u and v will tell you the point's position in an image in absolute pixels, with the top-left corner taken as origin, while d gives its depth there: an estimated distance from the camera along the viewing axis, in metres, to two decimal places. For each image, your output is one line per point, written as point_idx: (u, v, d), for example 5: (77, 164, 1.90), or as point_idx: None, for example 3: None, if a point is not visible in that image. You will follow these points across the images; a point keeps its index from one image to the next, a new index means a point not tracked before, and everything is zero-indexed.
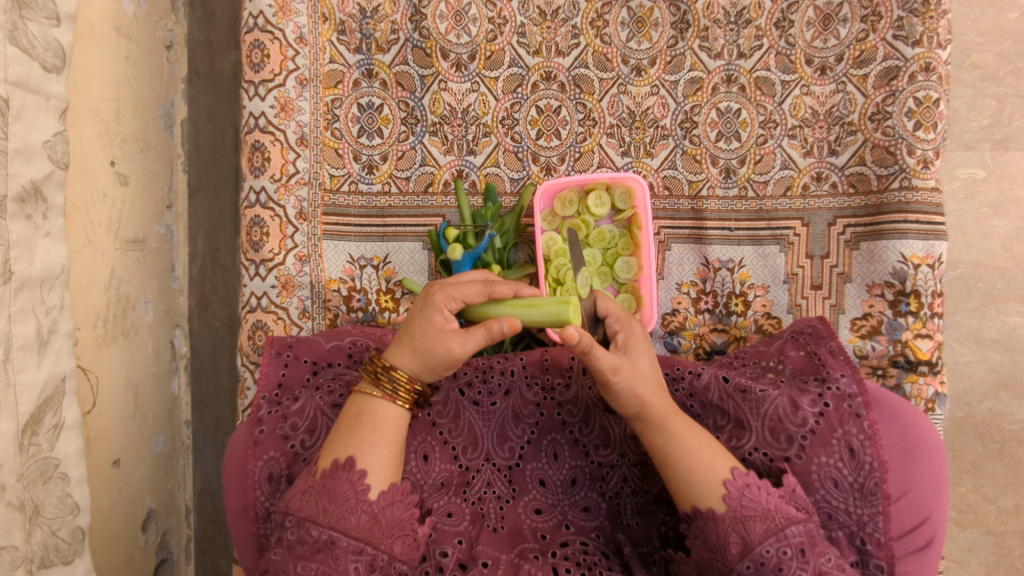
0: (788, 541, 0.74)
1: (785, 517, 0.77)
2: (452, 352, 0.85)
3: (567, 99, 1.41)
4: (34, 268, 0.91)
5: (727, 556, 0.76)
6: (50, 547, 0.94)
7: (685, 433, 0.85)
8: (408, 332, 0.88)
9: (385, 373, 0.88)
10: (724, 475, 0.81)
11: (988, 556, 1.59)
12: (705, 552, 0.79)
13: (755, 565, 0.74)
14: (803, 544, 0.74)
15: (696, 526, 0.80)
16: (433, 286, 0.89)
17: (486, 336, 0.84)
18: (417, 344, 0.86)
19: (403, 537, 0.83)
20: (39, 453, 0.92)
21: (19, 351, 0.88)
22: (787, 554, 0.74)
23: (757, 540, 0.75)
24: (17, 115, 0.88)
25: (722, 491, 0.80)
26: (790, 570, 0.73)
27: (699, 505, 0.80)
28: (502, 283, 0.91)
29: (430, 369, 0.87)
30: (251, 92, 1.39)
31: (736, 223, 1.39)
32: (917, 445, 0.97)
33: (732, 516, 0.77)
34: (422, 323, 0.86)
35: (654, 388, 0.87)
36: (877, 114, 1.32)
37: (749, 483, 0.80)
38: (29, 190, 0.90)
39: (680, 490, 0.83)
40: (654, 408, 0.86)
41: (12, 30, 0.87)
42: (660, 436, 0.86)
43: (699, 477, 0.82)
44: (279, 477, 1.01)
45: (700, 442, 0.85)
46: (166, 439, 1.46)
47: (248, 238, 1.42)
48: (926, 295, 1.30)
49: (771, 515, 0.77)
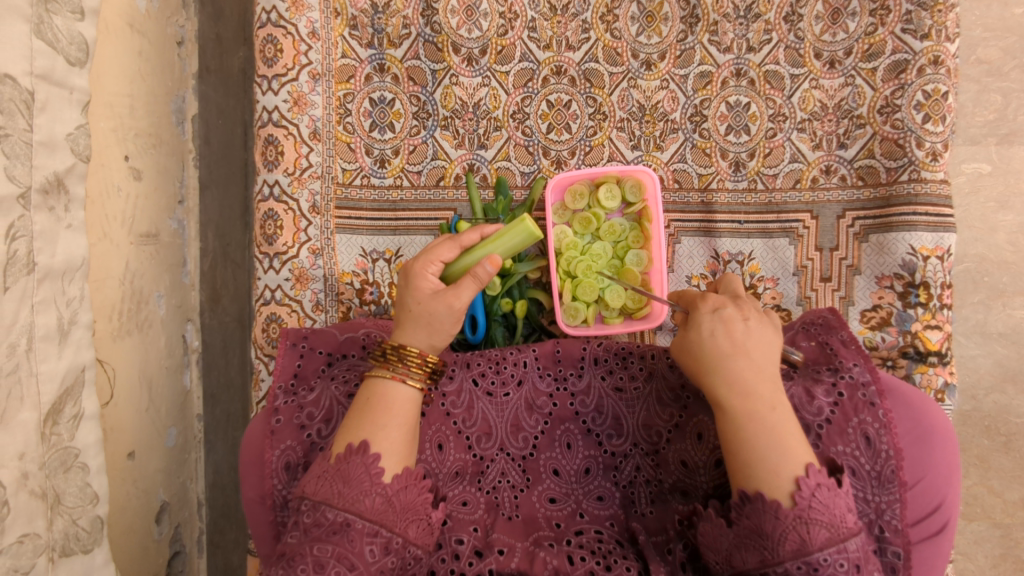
0: (846, 554, 0.75)
1: (846, 528, 0.76)
2: (452, 306, 0.94)
3: (577, 93, 1.41)
4: (56, 260, 0.92)
5: (779, 550, 0.75)
6: (70, 535, 0.95)
7: (761, 424, 0.82)
8: (404, 310, 0.97)
9: (394, 353, 0.94)
10: (798, 471, 0.78)
11: (994, 549, 1.60)
12: (752, 534, 0.78)
13: (806, 567, 0.74)
14: (859, 560, 0.75)
15: (750, 508, 0.79)
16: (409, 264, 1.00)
17: (476, 282, 0.94)
18: (415, 314, 0.95)
19: (417, 521, 0.86)
20: (60, 443, 0.93)
21: (41, 341, 0.89)
22: (841, 565, 0.74)
23: (817, 545, 0.74)
24: (41, 108, 0.89)
25: (791, 487, 0.78)
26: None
27: (763, 493, 0.78)
28: (470, 232, 1.03)
29: (435, 329, 0.95)
30: (264, 87, 1.39)
31: (745, 216, 1.40)
32: (931, 433, 0.97)
33: (796, 515, 0.76)
34: (412, 296, 0.96)
35: (723, 353, 0.86)
36: (886, 107, 1.33)
37: (820, 484, 0.78)
38: (51, 183, 0.92)
39: (744, 475, 0.81)
40: (716, 344, 0.87)
41: (38, 23, 0.89)
42: (731, 414, 0.83)
43: (773, 467, 0.79)
44: (296, 466, 1.02)
45: (777, 430, 0.81)
46: (179, 432, 1.47)
47: (261, 231, 1.41)
48: (935, 287, 1.30)
49: (835, 522, 0.76)
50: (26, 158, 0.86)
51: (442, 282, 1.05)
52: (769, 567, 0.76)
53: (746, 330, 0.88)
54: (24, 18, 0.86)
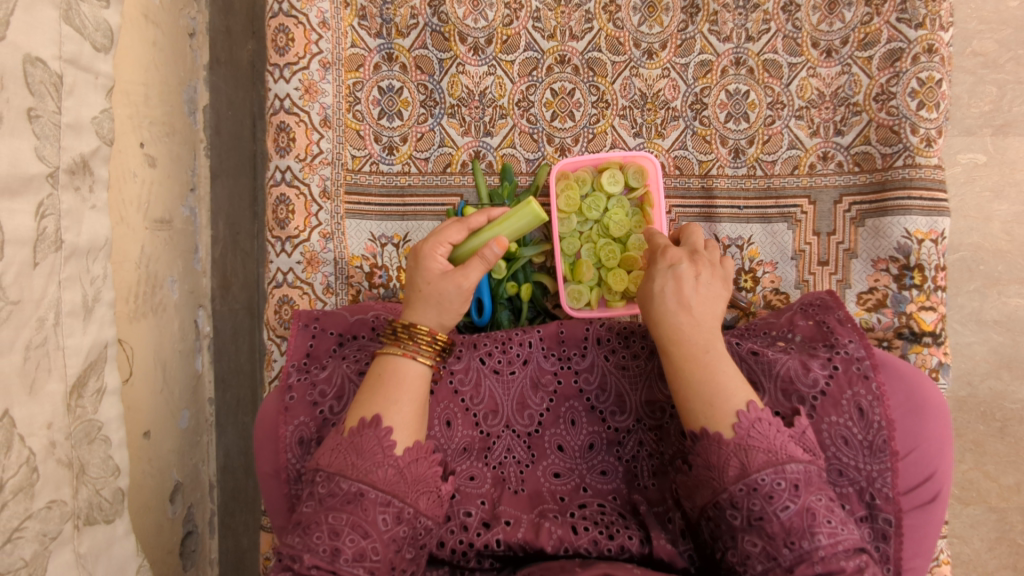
0: (784, 475, 0.78)
1: (787, 454, 0.80)
2: (462, 287, 0.97)
3: (581, 81, 1.45)
4: (82, 239, 0.96)
5: (722, 476, 0.81)
6: (94, 505, 0.98)
7: (695, 366, 0.89)
8: (414, 289, 1.00)
9: (405, 332, 0.97)
10: (739, 405, 0.85)
11: (990, 532, 1.64)
12: (703, 469, 0.84)
13: (747, 488, 0.79)
14: (798, 480, 0.78)
15: (699, 445, 0.85)
16: (420, 244, 1.03)
17: (483, 262, 0.98)
18: (426, 294, 0.99)
19: (428, 493, 0.89)
20: (84, 415, 0.96)
21: (67, 316, 0.93)
22: (779, 485, 0.78)
23: (754, 467, 0.79)
24: (69, 91, 0.94)
25: (733, 420, 0.84)
26: (779, 499, 0.77)
27: (707, 427, 0.85)
28: (478, 215, 1.08)
29: (445, 309, 0.99)
30: (276, 75, 1.43)
31: (745, 202, 1.43)
32: (924, 405, 1.00)
33: (736, 443, 0.81)
34: (423, 275, 1.00)
35: (672, 310, 0.93)
36: (881, 95, 1.36)
37: (761, 417, 0.83)
38: (78, 163, 0.95)
39: (692, 416, 0.87)
40: (664, 302, 0.94)
41: (66, 10, 0.93)
42: (679, 354, 0.91)
43: (714, 405, 0.85)
44: (309, 440, 1.06)
45: (712, 374, 0.87)
46: (191, 414, 1.50)
47: (273, 216, 1.45)
48: (929, 269, 1.34)
49: (773, 448, 0.81)
50: (55, 139, 0.90)
51: (451, 263, 1.10)
52: (719, 495, 0.81)
53: (695, 288, 0.94)
54: (54, 5, 0.90)
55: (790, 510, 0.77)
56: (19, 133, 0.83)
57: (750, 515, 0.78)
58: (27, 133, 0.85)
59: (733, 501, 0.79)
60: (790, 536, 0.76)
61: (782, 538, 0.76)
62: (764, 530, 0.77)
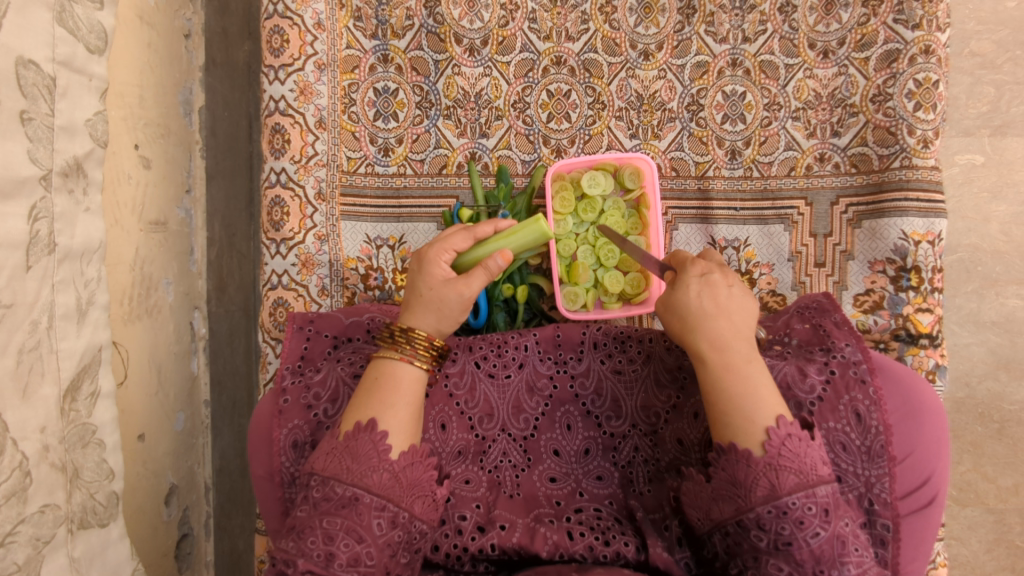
0: (816, 499, 0.78)
1: (817, 476, 0.79)
2: (462, 295, 0.97)
3: (577, 83, 1.44)
4: (75, 241, 0.96)
5: (750, 496, 0.80)
6: (89, 508, 0.98)
7: (740, 380, 0.86)
8: (414, 294, 1.00)
9: (403, 336, 0.96)
10: (769, 422, 0.83)
11: (988, 534, 1.63)
12: (727, 484, 0.82)
13: (776, 511, 0.78)
14: (828, 505, 0.78)
15: (725, 459, 0.83)
16: (425, 248, 1.03)
17: (487, 275, 0.98)
18: (426, 299, 0.98)
19: (423, 497, 0.89)
20: (78, 418, 0.96)
21: (61, 319, 0.92)
22: (811, 510, 0.77)
23: (786, 490, 0.78)
24: (62, 94, 0.93)
25: (763, 437, 0.82)
26: (810, 525, 0.77)
27: (736, 443, 0.83)
28: (483, 224, 1.06)
29: (444, 316, 0.99)
30: (271, 77, 1.42)
31: (741, 203, 1.43)
32: (920, 408, 1.00)
33: (766, 462, 0.80)
34: (424, 281, 0.99)
35: (710, 315, 0.90)
36: (878, 96, 1.36)
37: (790, 433, 0.82)
38: (71, 166, 0.95)
39: (721, 430, 0.85)
40: (701, 306, 0.92)
41: (60, 12, 0.93)
42: (715, 365, 0.88)
43: (743, 420, 0.84)
44: (304, 444, 1.05)
45: (752, 391, 0.85)
46: (187, 417, 1.50)
47: (268, 218, 1.45)
48: (926, 271, 1.33)
49: (805, 470, 0.79)
50: (48, 142, 0.90)
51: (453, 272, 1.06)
52: (743, 515, 0.80)
53: (729, 296, 0.92)
54: (48, 7, 0.90)
55: (821, 537, 0.77)
56: (11, 136, 0.83)
57: (778, 539, 0.78)
58: (19, 136, 0.85)
59: (761, 523, 0.78)
60: (819, 565, 0.77)
61: (810, 566, 0.77)
62: (792, 555, 0.77)
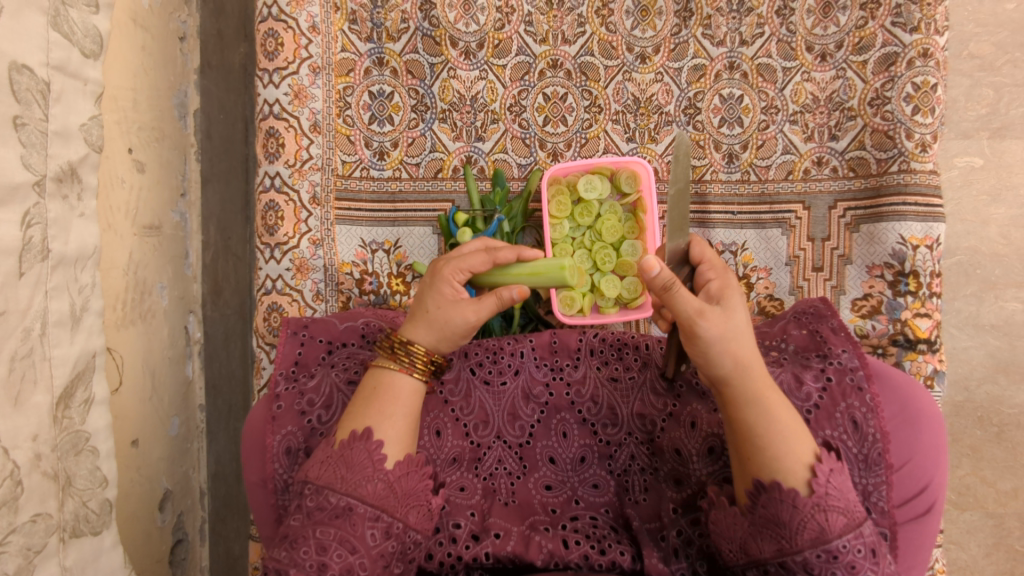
0: (863, 539, 0.76)
1: (860, 514, 0.78)
2: (468, 319, 0.92)
3: (573, 86, 1.44)
4: (69, 247, 0.95)
5: (796, 538, 0.76)
6: (81, 517, 0.97)
7: (782, 413, 0.82)
8: (420, 308, 0.95)
9: (402, 348, 0.94)
10: (810, 458, 0.80)
11: (987, 538, 1.63)
12: (769, 524, 0.78)
13: (827, 556, 0.75)
14: (873, 545, 0.77)
15: (769, 500, 0.79)
16: (438, 261, 0.97)
17: (498, 303, 0.92)
18: (432, 317, 0.93)
19: (418, 507, 0.88)
20: (71, 426, 0.95)
21: (54, 326, 0.91)
22: (860, 553, 0.75)
23: (835, 533, 0.75)
24: (56, 98, 0.92)
25: (808, 475, 0.79)
26: (860, 569, 0.75)
27: (781, 482, 0.79)
28: (504, 250, 0.99)
29: (446, 338, 0.94)
30: (265, 80, 1.41)
31: (739, 207, 1.42)
32: (918, 415, 0.99)
33: (817, 503, 0.77)
34: (433, 297, 0.94)
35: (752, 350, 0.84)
36: (876, 99, 1.35)
37: (833, 469, 0.80)
38: (66, 171, 0.94)
39: (766, 472, 0.80)
40: (748, 341, 0.84)
41: (54, 16, 0.92)
42: (762, 404, 0.82)
43: (789, 460, 0.80)
44: (297, 450, 1.04)
45: (795, 427, 0.82)
46: (181, 422, 1.49)
47: (262, 222, 1.44)
48: (924, 275, 1.33)
49: (850, 509, 0.78)
50: (42, 147, 0.89)
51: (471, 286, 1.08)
52: (787, 557, 0.77)
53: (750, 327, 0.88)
54: (42, 11, 0.89)
55: None
56: (4, 142, 0.82)
57: None
58: (12, 141, 0.84)
59: (808, 566, 0.75)
60: None
61: None
62: None
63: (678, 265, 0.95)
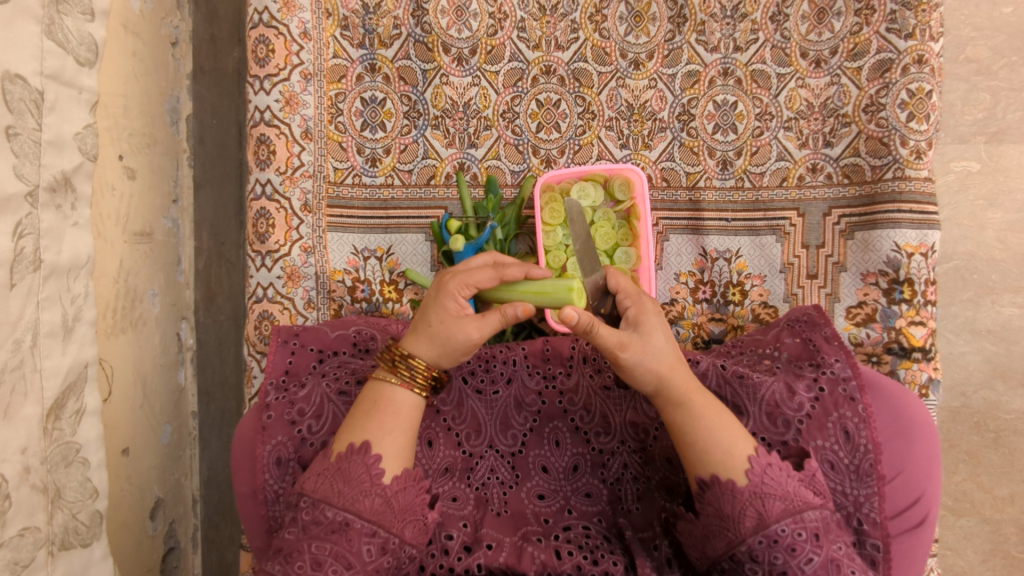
0: (805, 524, 0.77)
1: (802, 500, 0.79)
2: (471, 337, 0.89)
3: (566, 92, 1.43)
4: (62, 257, 0.94)
5: (739, 527, 0.78)
6: (70, 529, 0.97)
7: (708, 413, 0.86)
8: (423, 322, 0.91)
9: (402, 361, 0.91)
10: (748, 450, 0.83)
11: (984, 545, 1.62)
12: (715, 519, 0.81)
13: (767, 541, 0.76)
14: (818, 530, 0.77)
15: (710, 493, 0.81)
16: (444, 275, 0.93)
17: (502, 320, 0.89)
18: (434, 332, 0.90)
19: (414, 522, 0.87)
20: (62, 437, 0.95)
21: (45, 337, 0.91)
22: (801, 535, 0.76)
23: (773, 517, 0.77)
24: (50, 108, 0.92)
25: (745, 466, 0.81)
26: (802, 552, 0.76)
27: (719, 475, 0.81)
28: (512, 267, 0.96)
29: (448, 353, 0.91)
30: (256, 86, 1.41)
31: (733, 214, 1.42)
32: (910, 426, 0.99)
33: (752, 491, 0.79)
34: (436, 312, 0.90)
35: (674, 362, 0.86)
36: (871, 105, 1.34)
37: (771, 462, 0.81)
38: (59, 181, 0.94)
39: (702, 466, 0.83)
40: (669, 355, 0.86)
41: (49, 25, 0.91)
42: (688, 409, 0.86)
43: (720, 454, 0.82)
44: (287, 461, 1.04)
45: (725, 425, 0.85)
46: (172, 430, 1.48)
47: (253, 230, 1.43)
48: (919, 283, 1.32)
49: (790, 495, 0.79)
50: (35, 157, 0.88)
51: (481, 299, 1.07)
52: (735, 548, 0.78)
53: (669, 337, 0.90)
54: (36, 19, 0.88)
55: (814, 563, 0.76)
56: None
57: (772, 569, 0.76)
58: (5, 152, 0.83)
59: (753, 554, 0.77)
60: None
61: None
62: None
63: (601, 296, 0.94)
